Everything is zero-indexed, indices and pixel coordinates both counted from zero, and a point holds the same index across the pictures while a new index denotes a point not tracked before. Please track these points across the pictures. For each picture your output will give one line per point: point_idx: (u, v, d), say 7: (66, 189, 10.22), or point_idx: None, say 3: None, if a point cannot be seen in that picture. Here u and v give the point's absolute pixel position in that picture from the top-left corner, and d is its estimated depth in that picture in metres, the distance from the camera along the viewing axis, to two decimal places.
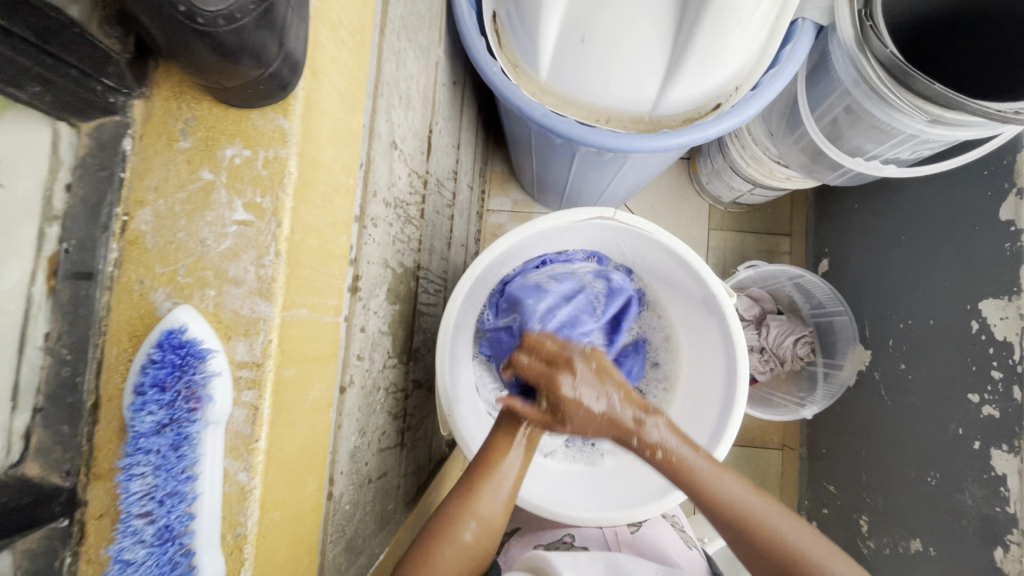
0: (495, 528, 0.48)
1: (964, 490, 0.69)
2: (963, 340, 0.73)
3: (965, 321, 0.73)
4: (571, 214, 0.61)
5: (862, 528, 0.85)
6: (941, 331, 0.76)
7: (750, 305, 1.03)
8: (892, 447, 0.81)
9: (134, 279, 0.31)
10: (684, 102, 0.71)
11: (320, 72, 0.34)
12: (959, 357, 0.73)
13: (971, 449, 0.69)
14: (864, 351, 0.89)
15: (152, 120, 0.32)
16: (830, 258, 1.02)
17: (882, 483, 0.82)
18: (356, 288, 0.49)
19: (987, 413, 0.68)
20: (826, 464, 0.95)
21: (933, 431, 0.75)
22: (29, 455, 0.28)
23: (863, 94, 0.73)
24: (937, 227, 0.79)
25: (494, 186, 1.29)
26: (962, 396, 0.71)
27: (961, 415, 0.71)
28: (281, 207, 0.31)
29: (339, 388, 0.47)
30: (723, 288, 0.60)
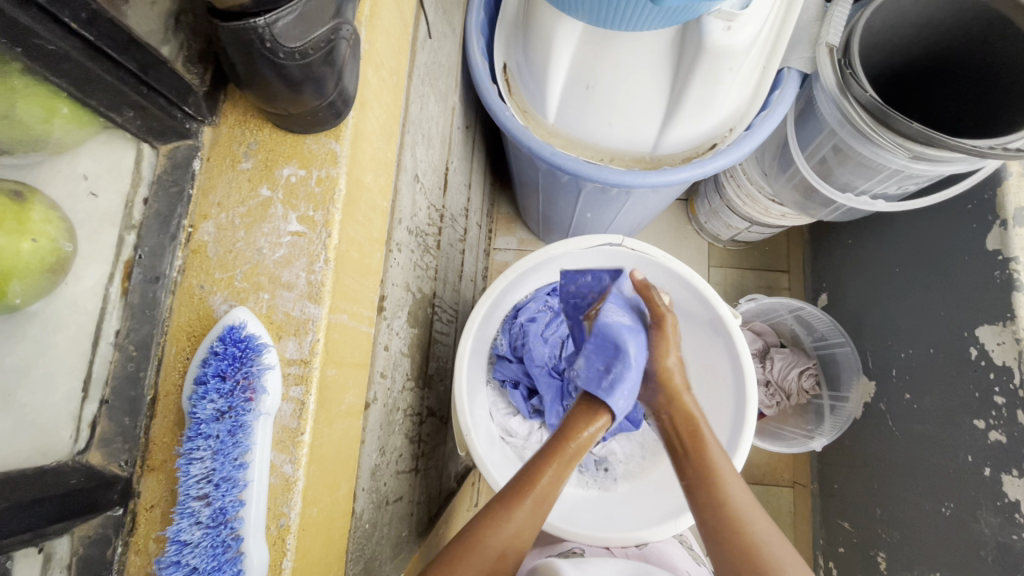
0: (525, 546, 0.47)
1: (980, 519, 0.69)
2: (963, 367, 0.75)
3: (964, 348, 0.75)
4: (582, 239, 0.64)
5: (880, 565, 0.83)
6: (942, 358, 0.78)
7: (753, 338, 1.08)
8: (904, 479, 0.81)
9: (195, 284, 0.34)
10: (683, 142, 0.77)
11: (366, 106, 0.39)
12: (961, 383, 0.75)
13: (982, 476, 0.70)
14: (869, 382, 0.91)
15: (218, 144, 0.36)
16: (829, 292, 1.05)
17: (898, 516, 0.82)
18: (383, 309, 0.52)
19: (994, 438, 0.69)
20: (839, 500, 0.94)
21: (944, 459, 0.75)
22: (93, 444, 0.31)
23: (849, 133, 0.79)
24: (931, 259, 0.83)
25: (500, 227, 1.34)
26: (968, 423, 0.73)
27: (968, 442, 0.72)
28: (331, 220, 0.35)
29: (370, 408, 0.50)
30: (728, 310, 0.62)
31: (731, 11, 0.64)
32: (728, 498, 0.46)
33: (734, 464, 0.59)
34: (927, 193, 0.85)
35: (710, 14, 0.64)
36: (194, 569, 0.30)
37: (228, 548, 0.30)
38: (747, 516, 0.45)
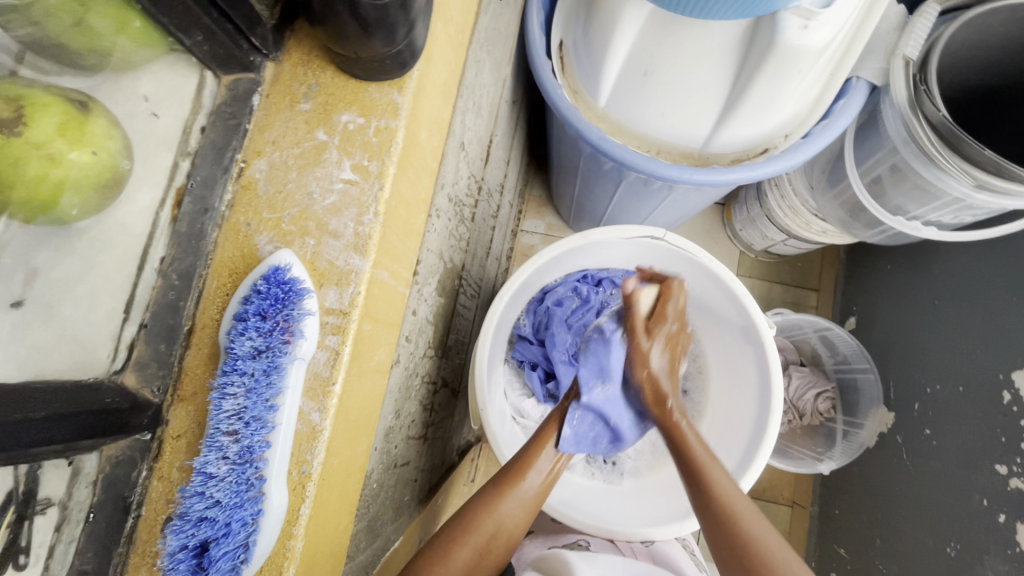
0: (514, 535, 0.52)
1: (986, 565, 0.68)
2: (993, 409, 0.72)
3: (997, 390, 0.72)
4: (623, 228, 0.62)
5: None
6: (970, 397, 0.76)
7: None
8: (912, 515, 0.80)
9: (242, 221, 0.34)
10: (736, 142, 0.76)
11: (432, 61, 0.38)
12: (988, 425, 0.72)
13: (996, 522, 0.68)
14: (887, 412, 0.89)
15: (279, 81, 0.35)
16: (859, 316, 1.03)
17: (899, 551, 0.80)
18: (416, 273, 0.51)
19: (1015, 485, 0.67)
20: (839, 525, 0.93)
21: (956, 500, 0.74)
22: (129, 366, 0.31)
23: (910, 154, 0.75)
24: (975, 296, 0.80)
25: (530, 209, 1.33)
26: (989, 466, 0.70)
27: (987, 486, 0.70)
28: (385, 171, 0.34)
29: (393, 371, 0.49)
30: (764, 319, 0.60)
31: (810, 9, 0.60)
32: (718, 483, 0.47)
33: (749, 475, 0.58)
34: (981, 227, 0.82)
35: (788, 10, 0.60)
36: (216, 503, 0.30)
37: (251, 487, 0.30)
38: (738, 511, 0.45)
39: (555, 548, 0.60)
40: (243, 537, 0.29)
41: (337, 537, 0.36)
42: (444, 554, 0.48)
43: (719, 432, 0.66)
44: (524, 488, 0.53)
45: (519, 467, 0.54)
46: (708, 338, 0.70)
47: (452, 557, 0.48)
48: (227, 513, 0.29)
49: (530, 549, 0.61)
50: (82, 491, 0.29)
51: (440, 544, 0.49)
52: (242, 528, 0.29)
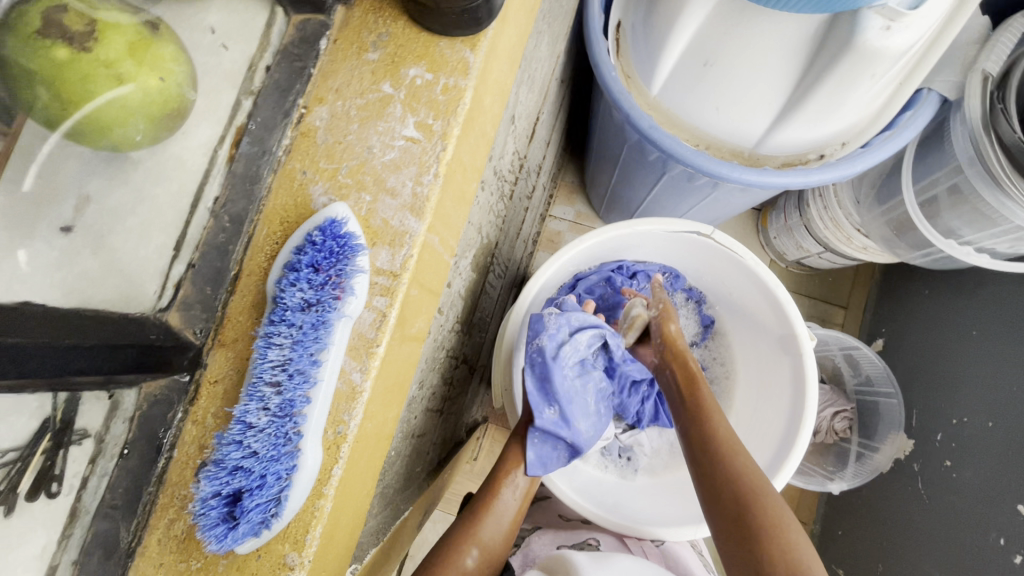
0: (496, 555, 0.54)
1: None
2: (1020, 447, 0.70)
3: None
4: (670, 221, 0.60)
5: None
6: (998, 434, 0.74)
7: None
8: (924, 546, 0.79)
9: (298, 169, 0.32)
10: (789, 146, 0.74)
11: (506, 21, 0.36)
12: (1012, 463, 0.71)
13: (1009, 562, 0.67)
14: (906, 440, 0.88)
15: (349, 27, 0.34)
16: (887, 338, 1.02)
17: None
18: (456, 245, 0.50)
19: None
20: (844, 547, 0.92)
21: (967, 536, 0.74)
22: (174, 305, 0.30)
23: (975, 174, 0.72)
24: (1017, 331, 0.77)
25: (561, 194, 1.31)
26: (1010, 506, 0.69)
27: (1005, 526, 0.69)
28: (449, 132, 0.33)
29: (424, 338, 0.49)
30: (805, 330, 0.58)
31: (897, 8, 0.55)
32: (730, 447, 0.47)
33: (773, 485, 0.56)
34: None
35: (871, 8, 0.56)
36: (253, 454, 0.29)
37: (288, 441, 0.29)
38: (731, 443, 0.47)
39: (566, 548, 0.59)
40: (275, 491, 0.29)
41: (364, 502, 0.36)
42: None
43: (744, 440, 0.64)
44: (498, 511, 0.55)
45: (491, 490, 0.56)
46: (742, 342, 0.68)
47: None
48: (263, 465, 0.29)
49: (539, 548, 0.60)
50: (119, 426, 0.29)
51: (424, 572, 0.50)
52: (277, 483, 0.29)
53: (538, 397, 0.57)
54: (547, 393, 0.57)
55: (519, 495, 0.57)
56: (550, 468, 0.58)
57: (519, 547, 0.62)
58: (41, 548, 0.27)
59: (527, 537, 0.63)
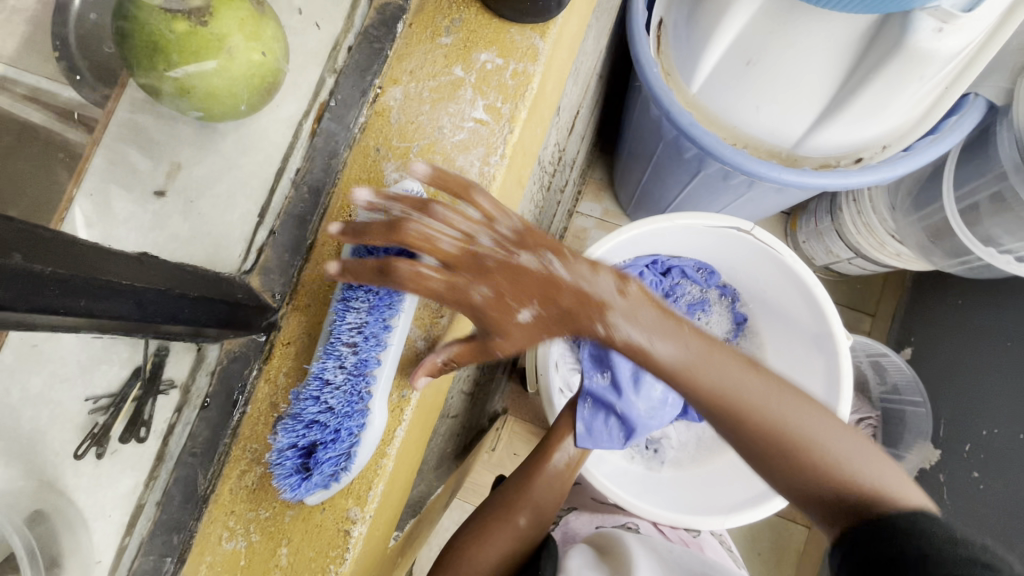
0: (549, 512, 0.57)
1: None
2: None
3: None
4: (709, 216, 0.60)
5: None
6: None
7: None
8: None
9: (372, 146, 0.34)
10: (829, 146, 0.74)
11: (573, 12, 0.38)
12: None
13: None
14: (932, 450, 0.92)
15: (423, 13, 0.35)
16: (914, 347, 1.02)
17: None
18: None
19: None
20: None
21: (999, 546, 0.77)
22: (256, 269, 0.32)
23: (1021, 182, 0.72)
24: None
25: (588, 191, 1.32)
26: None
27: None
28: (517, 116, 0.34)
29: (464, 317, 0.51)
30: (843, 329, 0.58)
31: (951, 11, 0.55)
32: (711, 396, 0.33)
33: None
34: None
35: (923, 10, 0.55)
36: (328, 409, 0.31)
37: (360, 400, 0.30)
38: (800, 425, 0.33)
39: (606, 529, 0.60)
40: (346, 446, 0.30)
41: (418, 465, 0.37)
42: (484, 532, 0.54)
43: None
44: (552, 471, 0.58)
45: (543, 453, 0.59)
46: (774, 340, 0.68)
47: (493, 535, 0.54)
48: (338, 420, 0.30)
49: (578, 528, 0.62)
50: (202, 379, 0.31)
51: (478, 525, 0.54)
52: (350, 436, 0.30)
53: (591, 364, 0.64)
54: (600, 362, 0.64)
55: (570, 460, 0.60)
56: (600, 442, 0.62)
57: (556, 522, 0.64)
58: (130, 486, 0.30)
59: (564, 516, 0.65)
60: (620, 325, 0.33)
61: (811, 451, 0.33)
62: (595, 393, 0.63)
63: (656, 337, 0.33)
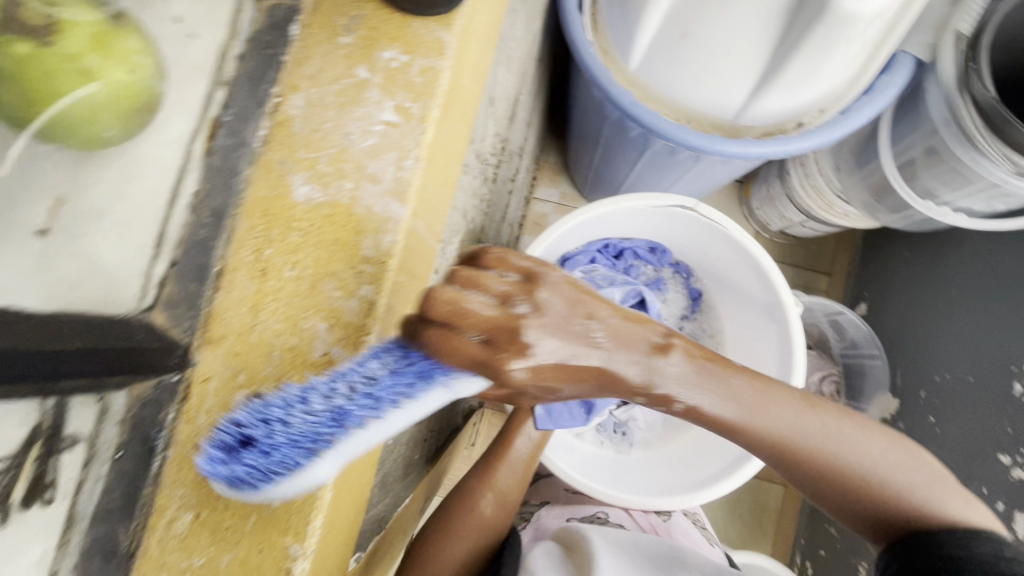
0: (510, 500, 0.58)
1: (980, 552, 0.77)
2: (1001, 402, 0.79)
3: (1008, 382, 0.79)
4: (653, 197, 0.60)
5: None
6: (980, 386, 0.83)
7: None
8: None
9: (276, 159, 0.32)
10: (769, 114, 0.74)
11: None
12: (996, 415, 0.80)
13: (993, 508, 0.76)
14: (890, 399, 0.99)
15: (319, 12, 0.33)
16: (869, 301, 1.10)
17: None
18: None
19: (1017, 476, 0.75)
20: None
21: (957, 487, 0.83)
22: (159, 305, 0.29)
23: (951, 136, 0.73)
24: (993, 288, 0.85)
25: (544, 175, 1.31)
26: (992, 455, 0.78)
27: (989, 477, 0.78)
28: (429, 115, 0.32)
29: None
30: (792, 298, 0.59)
31: None
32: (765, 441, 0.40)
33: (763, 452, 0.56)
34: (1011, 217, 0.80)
35: None
36: (285, 425, 0.28)
37: (314, 445, 0.27)
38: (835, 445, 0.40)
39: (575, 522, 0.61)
40: (275, 469, 0.27)
41: (367, 484, 0.36)
42: (447, 526, 0.56)
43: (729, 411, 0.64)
44: (512, 460, 0.59)
45: (504, 442, 0.60)
46: (729, 312, 0.69)
47: (455, 529, 0.55)
48: (286, 442, 0.28)
49: (548, 524, 0.62)
50: (110, 429, 0.29)
51: (442, 519, 0.56)
52: (278, 470, 0.27)
53: None
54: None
55: (532, 446, 0.60)
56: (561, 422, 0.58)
57: (528, 521, 0.64)
58: (40, 555, 0.27)
59: (535, 513, 0.65)
60: (607, 342, 0.34)
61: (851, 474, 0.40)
62: None
63: (704, 394, 0.37)
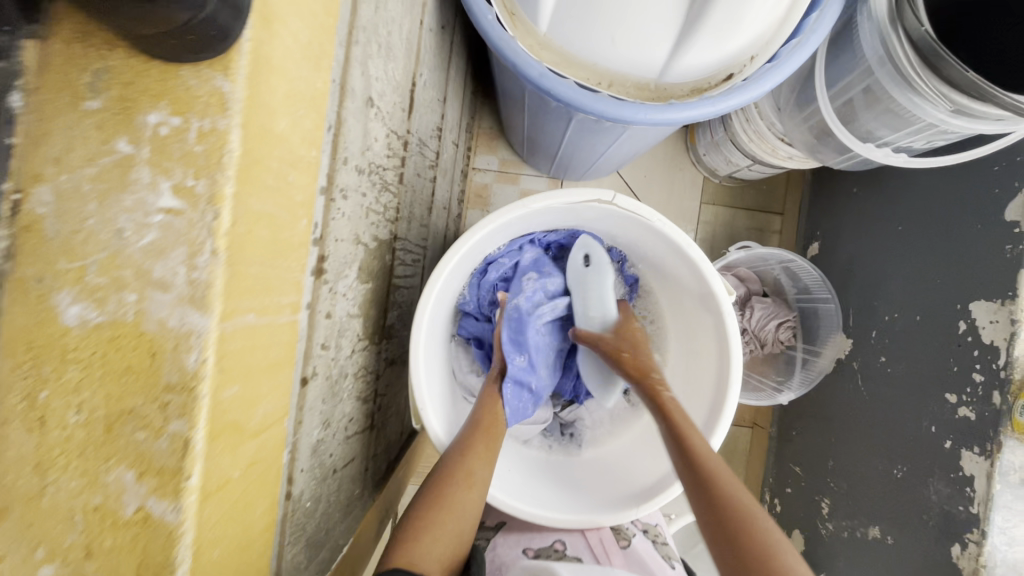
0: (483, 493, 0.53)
1: (931, 487, 0.79)
2: (948, 339, 0.79)
3: (954, 320, 0.79)
4: (566, 193, 0.54)
5: (823, 509, 0.99)
6: (925, 325, 0.83)
7: (737, 285, 1.12)
8: (869, 433, 0.91)
9: (30, 277, 0.25)
10: (694, 71, 0.66)
11: (281, 14, 0.28)
12: (942, 354, 0.80)
13: (942, 446, 0.78)
14: (845, 339, 0.99)
15: (51, 70, 0.25)
16: (821, 241, 1.08)
17: (848, 470, 0.95)
18: (321, 271, 0.45)
19: (963, 414, 0.76)
20: (795, 445, 1.08)
21: (908, 427, 0.84)
22: None
23: (886, 75, 0.68)
24: (935, 226, 0.84)
25: (480, 144, 1.22)
26: (939, 395, 0.79)
27: (936, 414, 0.79)
28: (220, 193, 0.25)
29: (299, 378, 0.45)
30: (723, 285, 0.55)
31: None
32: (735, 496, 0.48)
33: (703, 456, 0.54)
34: (944, 154, 0.78)
35: None
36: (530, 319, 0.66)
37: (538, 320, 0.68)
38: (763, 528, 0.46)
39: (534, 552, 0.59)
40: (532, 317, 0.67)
41: None
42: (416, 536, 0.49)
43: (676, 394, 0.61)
44: (480, 440, 0.55)
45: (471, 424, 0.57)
46: (664, 298, 0.65)
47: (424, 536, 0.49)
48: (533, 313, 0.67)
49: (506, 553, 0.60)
50: None
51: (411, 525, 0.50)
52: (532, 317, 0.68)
53: (510, 345, 0.65)
54: (519, 344, 0.65)
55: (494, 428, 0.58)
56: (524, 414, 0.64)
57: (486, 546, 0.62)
58: None
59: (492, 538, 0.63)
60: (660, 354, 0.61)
61: (738, 519, 0.46)
62: (517, 367, 0.64)
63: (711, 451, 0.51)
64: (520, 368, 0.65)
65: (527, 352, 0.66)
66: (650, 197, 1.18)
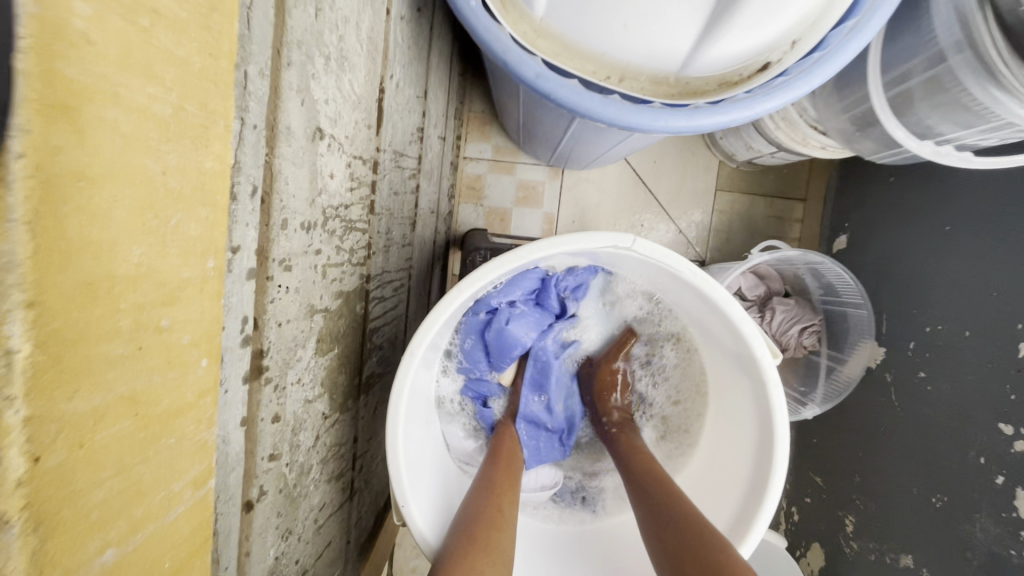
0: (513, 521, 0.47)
1: (975, 522, 0.66)
2: (1002, 361, 0.65)
3: (1013, 346, 0.64)
4: (574, 240, 0.44)
5: (847, 526, 0.85)
6: (976, 342, 0.69)
7: (756, 284, 0.98)
8: (902, 453, 0.77)
9: None
10: (722, 61, 0.49)
11: (105, 92, 0.18)
12: (989, 377, 0.67)
13: (992, 482, 0.65)
14: (876, 348, 0.85)
15: None
16: (849, 233, 0.96)
17: (875, 489, 0.81)
18: (260, 367, 0.35)
19: (1018, 448, 0.62)
20: (816, 452, 0.96)
21: (950, 455, 0.70)
22: None
23: (963, 64, 0.56)
24: (992, 228, 0.70)
25: (472, 128, 1.06)
26: (990, 423, 0.66)
27: (986, 444, 0.66)
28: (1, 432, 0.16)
29: (239, 506, 0.35)
30: (767, 349, 0.45)
31: None
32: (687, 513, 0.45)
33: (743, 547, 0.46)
34: (1010, 150, 0.65)
35: None
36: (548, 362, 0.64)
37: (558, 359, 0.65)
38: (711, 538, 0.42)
39: None
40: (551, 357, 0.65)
41: None
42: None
43: (711, 450, 0.54)
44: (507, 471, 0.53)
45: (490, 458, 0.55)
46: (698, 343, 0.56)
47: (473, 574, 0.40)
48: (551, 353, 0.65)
49: None
50: None
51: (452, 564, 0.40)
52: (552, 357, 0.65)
53: (530, 387, 0.64)
54: (539, 385, 0.64)
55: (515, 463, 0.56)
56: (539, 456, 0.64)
57: None
58: None
59: None
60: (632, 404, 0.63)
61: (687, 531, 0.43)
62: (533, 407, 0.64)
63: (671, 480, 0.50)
64: (536, 410, 0.64)
65: (543, 392, 0.64)
66: (660, 184, 1.05)
